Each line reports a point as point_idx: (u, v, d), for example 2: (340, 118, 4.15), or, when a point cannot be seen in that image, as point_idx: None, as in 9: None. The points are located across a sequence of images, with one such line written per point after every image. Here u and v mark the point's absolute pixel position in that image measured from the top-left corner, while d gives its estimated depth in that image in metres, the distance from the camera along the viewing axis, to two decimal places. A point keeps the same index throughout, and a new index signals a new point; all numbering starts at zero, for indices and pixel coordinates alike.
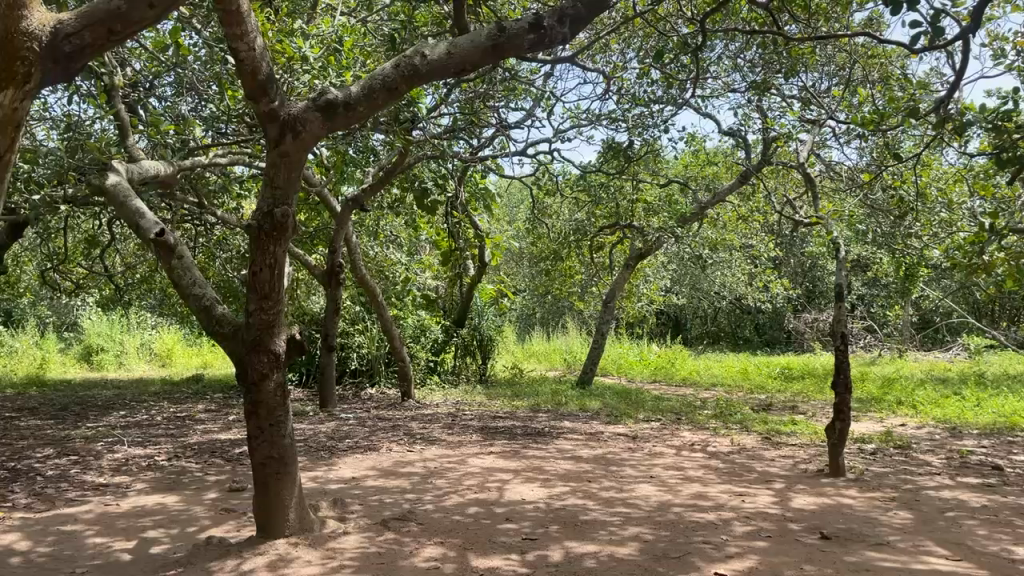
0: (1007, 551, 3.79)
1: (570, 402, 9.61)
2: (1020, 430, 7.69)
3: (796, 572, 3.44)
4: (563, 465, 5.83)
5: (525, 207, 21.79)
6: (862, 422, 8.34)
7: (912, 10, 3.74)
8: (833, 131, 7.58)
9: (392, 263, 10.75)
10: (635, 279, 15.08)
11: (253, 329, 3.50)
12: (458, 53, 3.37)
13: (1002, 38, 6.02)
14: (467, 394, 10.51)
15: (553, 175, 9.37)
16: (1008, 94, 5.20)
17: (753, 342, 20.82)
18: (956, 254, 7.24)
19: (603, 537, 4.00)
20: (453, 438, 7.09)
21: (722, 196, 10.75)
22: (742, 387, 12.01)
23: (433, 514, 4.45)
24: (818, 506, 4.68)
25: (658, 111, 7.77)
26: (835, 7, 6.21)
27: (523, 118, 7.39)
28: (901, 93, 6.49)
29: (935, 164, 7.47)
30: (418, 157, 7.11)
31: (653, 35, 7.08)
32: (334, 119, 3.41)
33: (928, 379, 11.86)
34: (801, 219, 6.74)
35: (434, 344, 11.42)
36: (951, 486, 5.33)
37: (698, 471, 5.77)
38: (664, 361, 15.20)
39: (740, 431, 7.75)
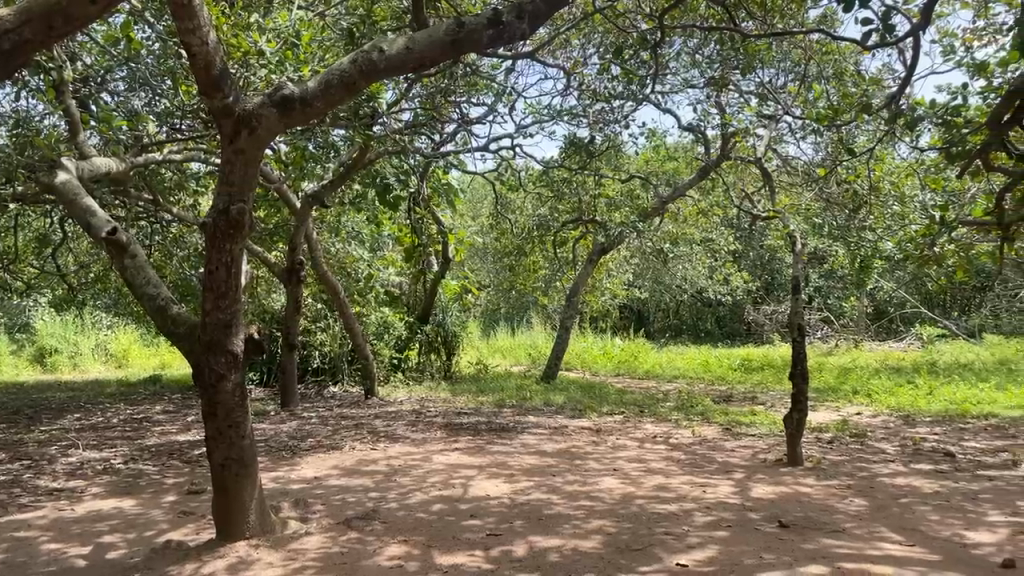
0: (958, 536, 3.90)
1: (534, 397, 9.64)
2: (970, 416, 7.93)
3: (755, 561, 3.50)
4: (528, 460, 5.85)
5: (487, 202, 21.79)
6: (820, 412, 8.52)
7: (863, 8, 3.84)
8: (790, 127, 7.71)
9: (354, 259, 10.55)
10: (598, 274, 15.18)
11: (210, 329, 3.43)
12: (417, 48, 3.34)
13: (952, 34, 6.18)
14: (432, 391, 10.49)
15: (516, 171, 9.36)
16: (957, 90, 5.36)
17: (714, 334, 21.11)
18: (909, 247, 7.43)
19: (567, 531, 4.02)
20: (417, 435, 7.07)
21: (681, 190, 10.85)
22: (704, 379, 12.19)
23: (397, 511, 4.43)
24: (776, 495, 4.77)
25: (619, 107, 7.83)
26: (790, 5, 6.30)
27: (485, 113, 7.39)
28: (854, 89, 6.63)
29: (888, 159, 7.63)
30: (378, 153, 7.05)
31: (613, 32, 7.13)
32: (290, 114, 3.35)
33: (882, 369, 12.16)
34: (759, 214, 6.85)
35: (398, 340, 11.41)
36: (904, 472, 5.47)
37: (660, 463, 5.84)
38: (628, 354, 15.34)
39: (702, 422, 7.87)
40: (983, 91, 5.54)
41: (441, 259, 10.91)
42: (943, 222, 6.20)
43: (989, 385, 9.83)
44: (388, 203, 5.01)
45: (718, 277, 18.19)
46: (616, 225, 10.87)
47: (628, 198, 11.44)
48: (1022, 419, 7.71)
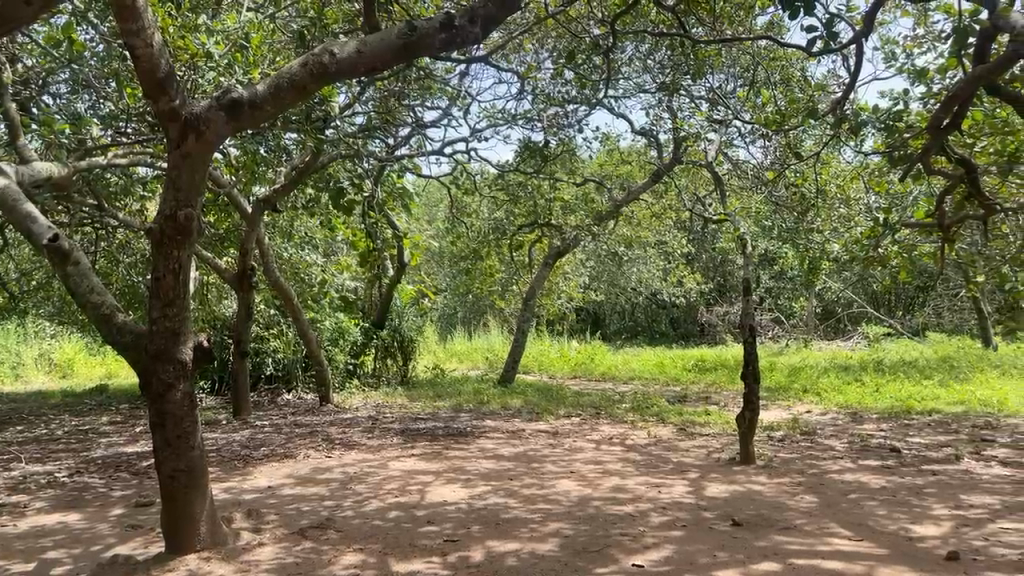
0: (904, 530, 4.01)
1: (492, 400, 9.64)
2: (915, 413, 8.17)
3: (710, 559, 3.55)
4: (485, 464, 5.85)
5: (443, 207, 21.77)
6: (771, 411, 8.70)
7: (808, 14, 3.92)
8: (739, 131, 7.86)
9: (308, 264, 10.36)
10: (554, 276, 15.26)
11: (158, 337, 3.35)
12: (368, 51, 3.31)
13: (893, 41, 6.38)
14: (388, 396, 10.41)
15: (472, 174, 9.35)
16: (899, 96, 5.54)
17: (668, 336, 21.40)
18: (855, 249, 7.62)
19: (524, 534, 4.02)
20: (374, 441, 7.01)
21: (635, 194, 10.98)
22: (658, 380, 12.34)
23: (353, 519, 4.38)
24: (729, 493, 4.85)
25: (573, 111, 7.88)
26: (738, 11, 6.43)
27: (440, 117, 7.38)
28: (800, 94, 6.80)
29: (834, 162, 7.82)
30: (331, 157, 6.97)
31: (565, 37, 7.17)
32: (238, 118, 3.29)
33: (831, 367, 12.46)
34: (710, 217, 6.98)
35: (353, 346, 11.26)
36: (852, 468, 5.61)
37: (616, 464, 5.89)
38: (584, 356, 15.44)
39: (657, 423, 7.96)
40: (923, 97, 5.76)
41: (396, 264, 10.84)
42: (886, 223, 6.40)
43: (932, 382, 10.15)
44: (341, 208, 4.95)
45: (672, 279, 18.42)
46: (571, 229, 10.94)
47: (583, 201, 11.54)
48: (963, 414, 7.98)
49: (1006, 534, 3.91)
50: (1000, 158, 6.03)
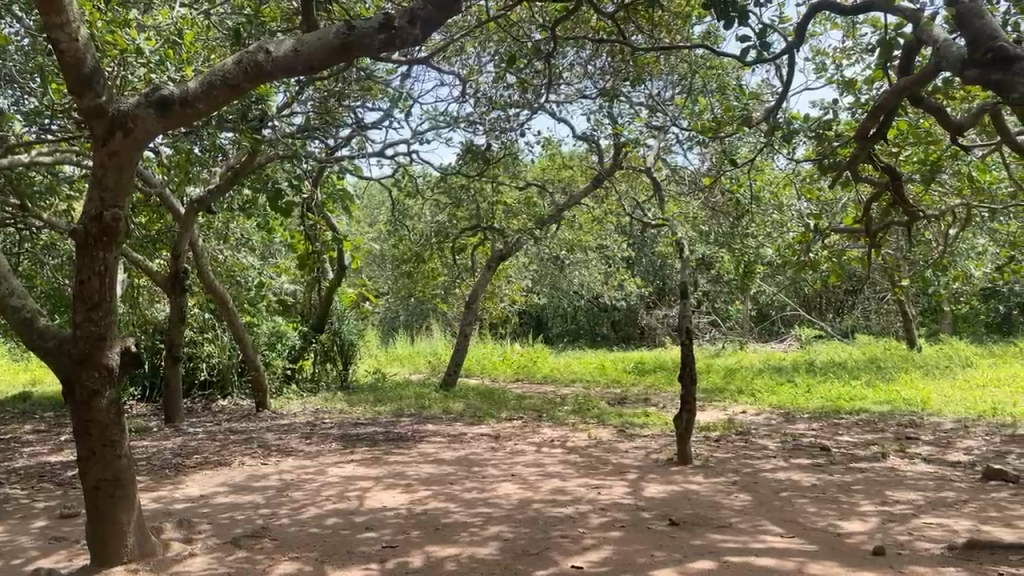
0: (833, 526, 4.13)
1: (433, 404, 9.59)
2: (844, 412, 8.45)
3: (647, 559, 3.59)
4: (425, 469, 5.80)
5: (385, 210, 21.62)
6: (708, 411, 8.88)
7: (742, 23, 4.04)
8: (677, 137, 8.00)
9: (245, 267, 10.12)
10: (497, 281, 15.30)
11: (81, 343, 3.23)
12: (305, 51, 3.24)
13: (823, 52, 6.59)
14: (328, 401, 10.25)
15: (413, 177, 9.29)
16: (829, 105, 5.74)
17: (610, 339, 21.67)
18: (788, 254, 7.85)
19: (464, 538, 4.01)
20: (312, 447, 6.89)
21: (577, 198, 11.09)
22: (600, 382, 12.47)
23: (289, 528, 4.29)
24: (667, 493, 4.93)
25: (514, 115, 7.90)
26: (676, 19, 6.56)
27: (381, 118, 7.31)
28: (736, 102, 6.98)
29: (767, 170, 8.02)
30: (268, 158, 6.81)
31: (506, 41, 7.19)
32: (168, 115, 3.17)
33: (765, 369, 12.78)
34: (650, 221, 7.09)
35: (292, 350, 11.01)
36: (785, 467, 5.76)
37: (557, 466, 5.92)
38: (526, 359, 15.49)
39: (597, 425, 8.05)
40: (850, 107, 6.00)
41: (336, 267, 10.68)
42: (817, 229, 6.62)
43: (860, 382, 10.51)
44: (278, 210, 4.83)
45: (613, 283, 18.64)
46: (514, 231, 10.95)
47: (526, 205, 11.55)
48: (889, 413, 8.28)
49: (929, 529, 4.07)
50: (922, 167, 6.28)
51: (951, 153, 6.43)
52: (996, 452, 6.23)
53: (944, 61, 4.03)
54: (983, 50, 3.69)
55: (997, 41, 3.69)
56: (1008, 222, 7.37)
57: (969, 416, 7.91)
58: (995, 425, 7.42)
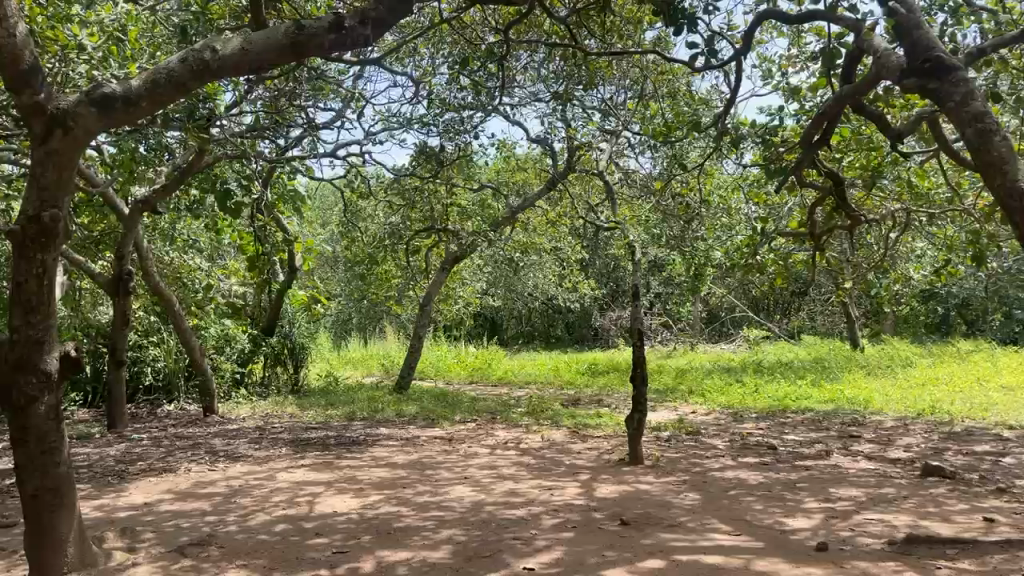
0: (780, 523, 4.23)
1: (386, 407, 9.52)
2: (790, 411, 8.65)
3: (598, 559, 3.62)
4: (378, 473, 5.76)
5: (338, 211, 21.39)
6: (659, 412, 9.00)
7: (691, 30, 4.12)
8: (629, 141, 8.09)
9: (192, 269, 9.90)
10: (451, 282, 15.27)
11: (19, 347, 3.11)
12: (253, 50, 3.18)
13: (770, 60, 6.75)
14: (277, 405, 10.09)
15: (366, 178, 9.21)
16: (775, 112, 5.89)
17: (564, 341, 21.82)
18: (736, 257, 8.01)
19: (415, 542, 3.98)
20: (261, 452, 6.77)
21: (531, 201, 11.11)
22: (553, 384, 12.53)
23: (237, 535, 4.21)
24: (619, 494, 4.97)
25: (468, 118, 7.89)
26: (629, 25, 6.63)
27: (333, 118, 7.24)
28: (686, 107, 7.10)
29: (717, 174, 8.17)
30: (217, 158, 6.69)
31: (460, 43, 7.17)
32: (110, 113, 3.07)
33: (714, 369, 12.99)
34: (602, 224, 7.17)
35: (241, 354, 10.81)
36: (733, 466, 5.86)
37: (511, 468, 5.92)
38: (481, 362, 15.48)
39: (551, 426, 8.09)
40: (796, 113, 6.16)
41: (287, 269, 10.58)
42: (764, 233, 6.77)
43: (806, 382, 10.77)
44: (227, 211, 4.75)
45: (567, 285, 18.75)
46: (468, 233, 10.91)
47: (480, 207, 11.53)
48: (833, 412, 8.50)
49: (870, 524, 4.19)
50: (864, 173, 6.48)
51: (891, 159, 6.63)
52: (934, 449, 6.45)
53: (885, 70, 4.19)
54: (920, 59, 3.93)
55: (935, 51, 3.92)
56: (944, 227, 7.63)
57: (909, 414, 8.18)
58: (933, 423, 7.67)
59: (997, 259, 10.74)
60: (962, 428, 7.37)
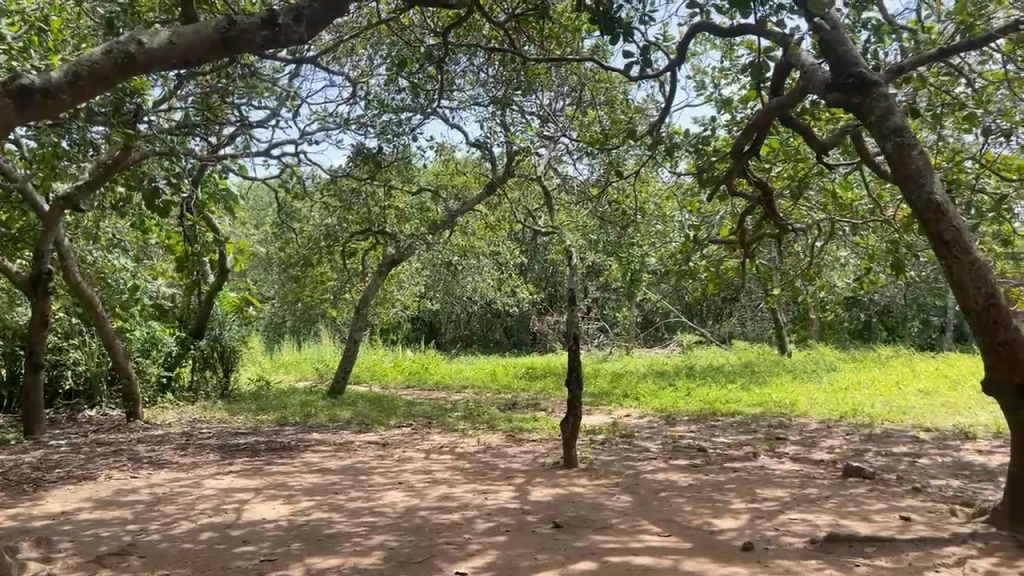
0: (707, 524, 4.32)
1: (319, 412, 9.36)
2: (720, 414, 8.86)
3: (531, 562, 3.63)
4: (309, 479, 5.65)
5: (273, 211, 20.99)
6: (595, 415, 9.10)
7: (626, 39, 4.21)
8: (567, 148, 8.18)
9: (116, 269, 9.51)
10: (388, 285, 15.13)
11: None
12: (181, 44, 3.06)
13: (703, 71, 6.91)
14: (206, 410, 9.81)
15: (301, 179, 9.05)
16: (708, 123, 6.04)
17: (502, 345, 21.86)
18: (670, 263, 8.15)
19: (346, 549, 3.92)
20: (187, 459, 6.56)
21: (471, 204, 11.09)
22: (490, 388, 12.52)
23: (159, 544, 4.08)
24: (552, 497, 5.00)
25: (406, 119, 7.82)
26: (567, 33, 6.70)
27: (267, 117, 7.10)
28: (623, 116, 7.22)
29: (652, 183, 8.32)
30: (145, 154, 6.48)
31: (398, 45, 7.10)
32: (29, 106, 2.81)
33: (648, 373, 13.20)
34: (539, 229, 7.22)
35: (168, 357, 10.42)
36: (664, 468, 5.97)
37: (445, 473, 5.90)
38: (418, 366, 15.37)
39: (486, 430, 8.09)
40: (727, 124, 6.31)
41: (218, 270, 10.38)
42: (697, 240, 6.92)
43: (736, 386, 11.03)
44: (156, 209, 4.59)
45: (506, 289, 18.81)
46: (406, 236, 10.82)
47: (419, 210, 11.47)
48: (761, 415, 8.76)
49: (794, 524, 4.32)
50: (792, 183, 6.69)
51: (817, 170, 6.87)
52: (855, 451, 6.70)
53: (811, 84, 4.38)
54: (845, 75, 4.13)
55: (858, 67, 4.13)
56: (866, 236, 7.93)
57: (832, 417, 8.48)
58: (854, 425, 7.96)
59: (914, 268, 11.23)
60: (881, 430, 7.67)
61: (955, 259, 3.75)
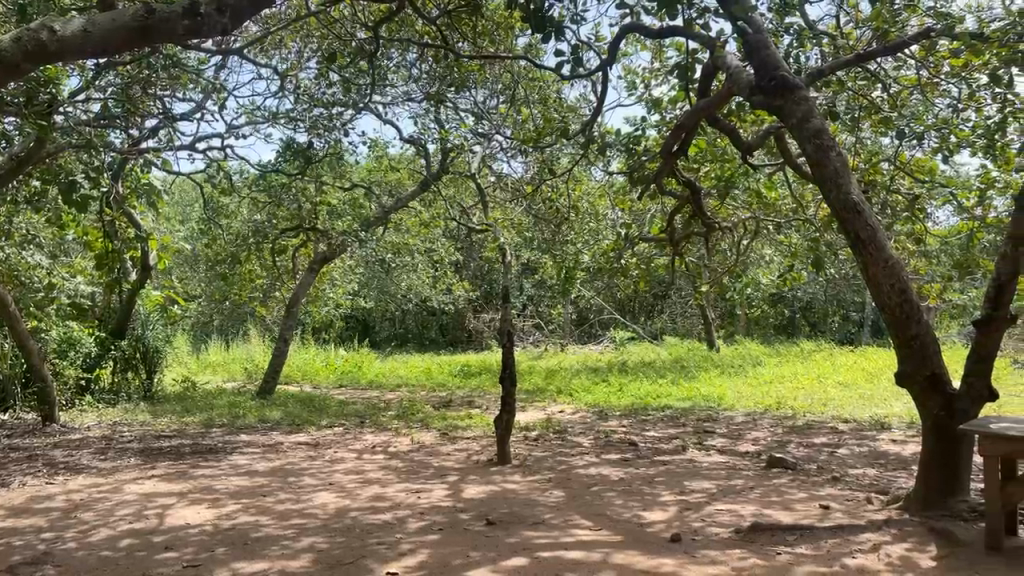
0: (636, 517, 4.40)
1: (248, 413, 9.14)
2: (652, 409, 9.04)
3: (463, 560, 3.63)
4: (236, 482, 5.51)
5: (199, 206, 20.41)
6: (529, 411, 9.15)
7: (557, 38, 4.23)
8: (501, 145, 8.19)
9: (31, 267, 9.00)
10: (321, 283, 14.88)
11: None
12: (97, 31, 2.80)
13: (634, 72, 7.02)
14: (128, 413, 9.45)
15: (229, 174, 8.81)
16: (638, 123, 6.14)
17: (438, 343, 21.76)
18: (603, 261, 8.23)
19: (274, 552, 3.85)
20: (106, 463, 6.32)
21: (405, 201, 10.97)
22: (425, 386, 12.46)
23: (76, 552, 3.92)
24: (485, 494, 5.01)
25: (338, 114, 7.68)
26: (500, 31, 6.71)
27: (191, 110, 6.89)
28: (556, 115, 7.27)
29: (585, 181, 8.40)
30: (60, 145, 6.18)
31: (328, 38, 6.98)
32: None
33: (582, 370, 13.34)
34: (474, 227, 7.21)
35: (88, 358, 10.01)
36: (596, 463, 6.05)
37: (378, 473, 5.83)
38: (351, 365, 15.17)
39: (420, 429, 8.03)
40: (657, 124, 6.43)
41: (141, 267, 10.03)
42: (628, 237, 7.02)
43: (666, 381, 11.25)
44: (72, 204, 4.41)
45: (441, 286, 18.73)
46: (338, 233, 10.64)
47: (351, 207, 11.29)
48: (690, 409, 8.96)
49: (720, 515, 4.43)
50: (719, 183, 6.87)
51: (743, 171, 7.07)
52: (779, 442, 6.92)
53: (735, 86, 4.50)
54: (767, 78, 4.25)
55: (779, 70, 4.25)
56: (789, 234, 8.19)
57: (758, 410, 8.74)
58: (778, 418, 8.23)
59: (835, 266, 11.66)
60: (803, 422, 7.95)
61: (869, 257, 3.91)
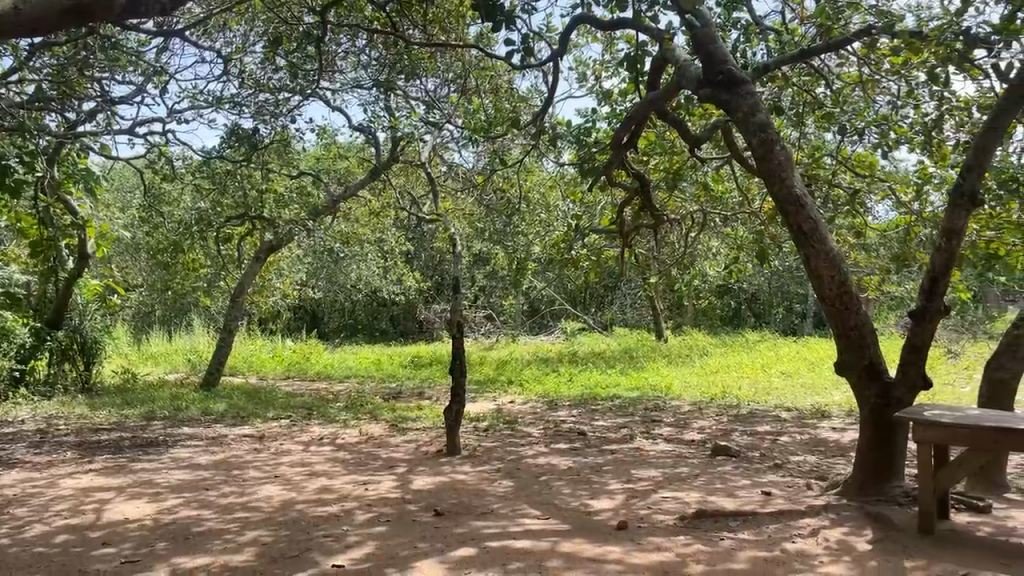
0: (584, 505, 4.44)
1: (191, 406, 8.94)
2: (600, 398, 9.13)
3: (410, 551, 3.61)
4: (178, 476, 5.37)
5: (140, 194, 19.83)
6: (479, 402, 9.15)
7: (507, 25, 4.18)
8: (452, 135, 8.14)
9: None
10: (267, 274, 14.60)
11: None
12: (29, 10, 2.33)
13: (584, 63, 7.03)
14: (64, 406, 9.14)
15: (170, 160, 8.56)
16: (589, 115, 6.16)
17: (389, 334, 21.58)
18: (554, 252, 8.26)
19: (217, 546, 3.77)
20: (41, 458, 6.10)
21: (354, 189, 10.80)
22: (374, 377, 12.36)
23: (8, 549, 3.77)
24: (434, 485, 4.99)
25: (285, 101, 7.52)
26: (451, 19, 6.64)
27: (131, 93, 6.68)
28: (507, 105, 7.24)
29: (536, 172, 8.39)
30: None
31: (274, 21, 6.81)
32: None
33: (532, 360, 13.40)
34: (424, 217, 7.15)
35: (21, 350, 9.62)
36: (545, 453, 6.08)
37: (325, 465, 5.76)
38: (299, 356, 14.95)
39: (369, 420, 7.95)
40: (607, 116, 6.46)
41: (78, 255, 9.70)
42: (579, 229, 7.06)
43: (615, 371, 11.37)
44: (3, 189, 4.27)
45: (391, 277, 18.54)
46: (284, 223, 10.44)
47: (299, 195, 11.10)
48: (638, 398, 9.08)
49: (665, 502, 4.50)
50: (667, 176, 6.96)
51: (691, 164, 7.16)
52: (724, 430, 7.06)
53: (685, 80, 4.54)
54: (715, 71, 4.29)
55: (727, 64, 4.29)
56: (735, 227, 8.33)
57: (704, 399, 8.90)
58: (723, 407, 8.39)
59: (779, 258, 11.92)
60: (747, 411, 8.13)
61: (813, 250, 4.00)
